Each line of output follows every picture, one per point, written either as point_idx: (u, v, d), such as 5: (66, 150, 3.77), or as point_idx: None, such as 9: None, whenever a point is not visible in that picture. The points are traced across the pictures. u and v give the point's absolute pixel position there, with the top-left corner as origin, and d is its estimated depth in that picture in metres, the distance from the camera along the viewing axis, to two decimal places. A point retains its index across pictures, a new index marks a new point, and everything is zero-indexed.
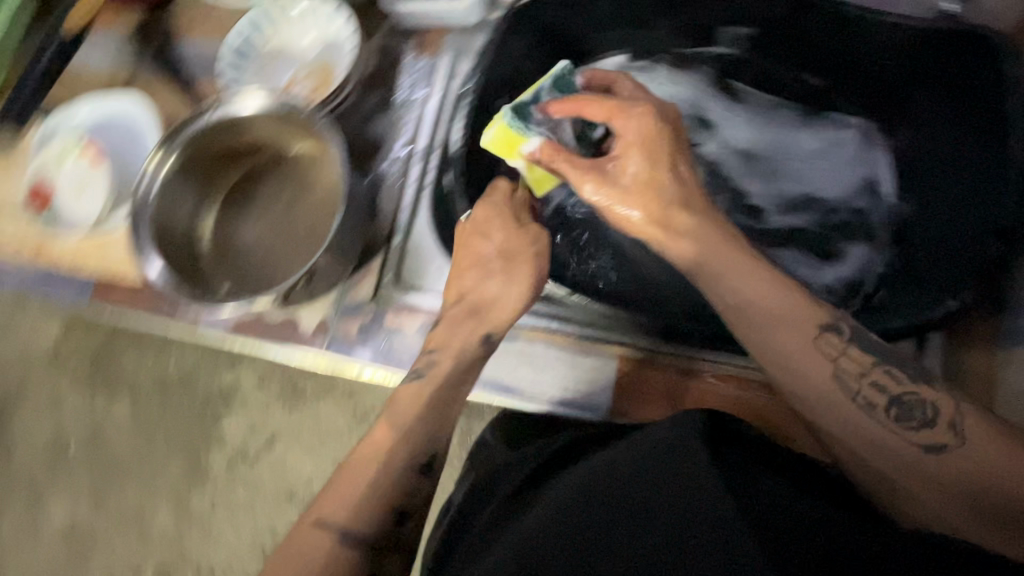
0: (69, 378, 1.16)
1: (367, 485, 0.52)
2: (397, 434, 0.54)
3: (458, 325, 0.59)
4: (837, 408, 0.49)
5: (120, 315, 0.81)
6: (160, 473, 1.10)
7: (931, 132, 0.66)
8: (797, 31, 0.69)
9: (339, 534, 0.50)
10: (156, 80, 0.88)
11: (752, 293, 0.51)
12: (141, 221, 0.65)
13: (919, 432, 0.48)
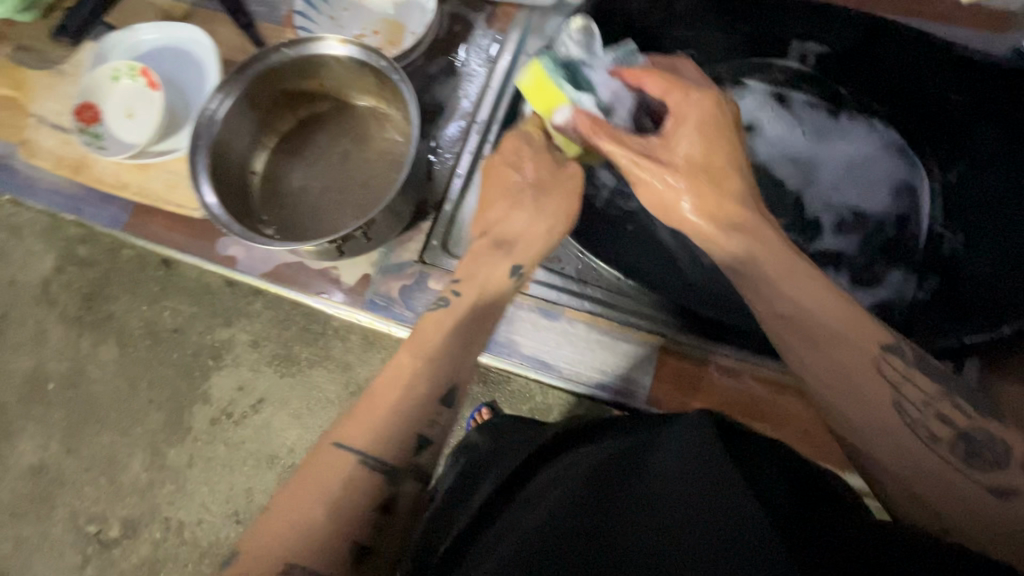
0: (59, 311, 1.11)
1: (393, 409, 0.47)
2: (424, 359, 0.50)
3: (484, 260, 0.55)
4: (894, 437, 0.46)
5: (151, 245, 0.79)
6: (139, 423, 1.04)
7: (986, 167, 0.66)
8: (870, 52, 0.70)
9: (361, 460, 0.45)
10: (216, 15, 0.87)
11: (831, 313, 0.48)
12: (200, 149, 0.64)
13: (988, 473, 0.45)
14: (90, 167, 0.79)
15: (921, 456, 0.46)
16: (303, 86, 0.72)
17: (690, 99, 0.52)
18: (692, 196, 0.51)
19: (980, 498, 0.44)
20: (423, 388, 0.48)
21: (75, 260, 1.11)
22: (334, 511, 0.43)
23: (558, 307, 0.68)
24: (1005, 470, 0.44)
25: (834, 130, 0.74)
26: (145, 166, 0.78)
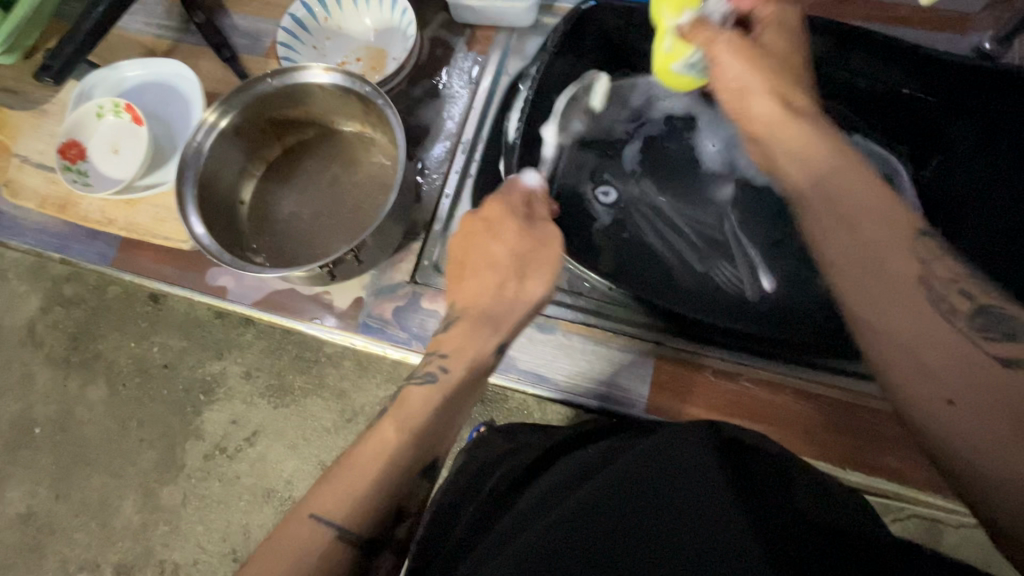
0: (46, 353, 1.09)
1: (378, 486, 0.46)
2: (405, 434, 0.48)
3: (472, 334, 0.54)
4: (919, 321, 0.39)
5: (138, 279, 0.79)
6: (131, 463, 1.02)
7: (961, 161, 0.68)
8: (837, 59, 0.70)
9: (338, 534, 0.43)
10: (202, 51, 0.88)
11: (851, 183, 0.45)
12: (188, 180, 0.64)
13: (998, 344, 0.37)
14: (76, 205, 0.79)
15: (947, 339, 0.38)
16: (288, 115, 0.73)
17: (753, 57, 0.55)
18: (756, 81, 0.53)
19: (995, 376, 0.36)
20: (408, 466, 0.48)
21: (61, 300, 1.10)
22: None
23: (554, 320, 0.68)
24: (1020, 343, 0.37)
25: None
26: (132, 202, 0.78)
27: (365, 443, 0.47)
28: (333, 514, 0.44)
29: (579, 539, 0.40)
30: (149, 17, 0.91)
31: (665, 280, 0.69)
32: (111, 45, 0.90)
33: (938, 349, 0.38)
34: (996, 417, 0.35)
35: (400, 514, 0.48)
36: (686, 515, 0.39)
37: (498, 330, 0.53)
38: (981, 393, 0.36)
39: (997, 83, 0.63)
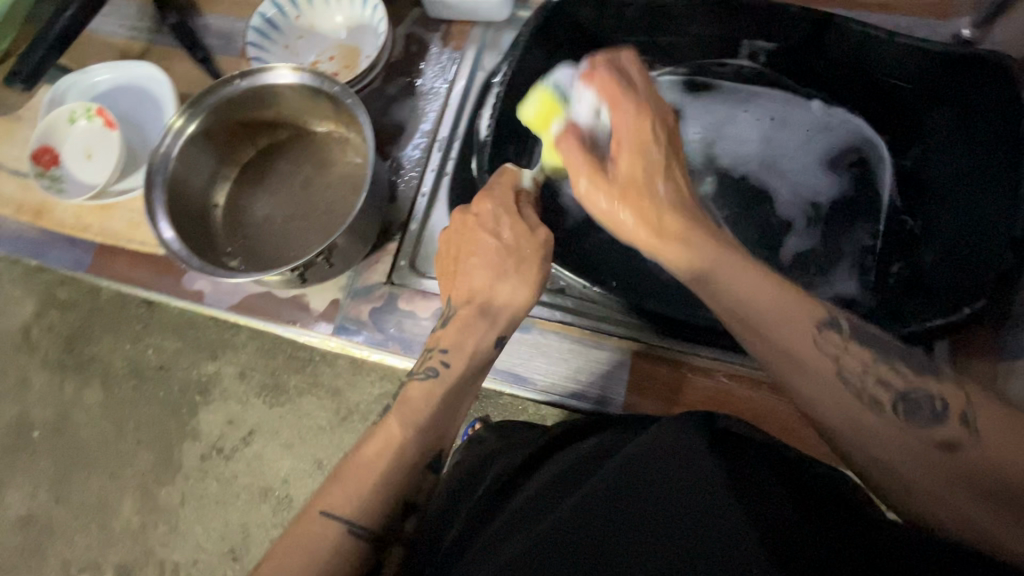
0: (40, 358, 1.09)
1: (381, 482, 0.47)
2: (410, 429, 0.49)
3: (468, 329, 0.53)
4: (824, 377, 0.42)
5: (116, 285, 0.79)
6: (126, 465, 1.02)
7: (942, 149, 0.67)
8: (818, 52, 0.70)
9: (344, 527, 0.44)
10: (176, 53, 0.87)
11: (754, 291, 0.44)
12: (157, 187, 0.63)
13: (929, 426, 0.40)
14: (52, 211, 0.78)
15: (869, 422, 0.41)
16: (260, 116, 0.72)
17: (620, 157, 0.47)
18: (627, 221, 0.46)
19: (928, 458, 0.40)
20: (412, 460, 0.48)
21: (55, 303, 1.10)
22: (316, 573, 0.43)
23: (530, 319, 0.68)
24: (945, 424, 0.40)
25: (789, 122, 0.75)
26: (108, 207, 0.77)
27: (370, 439, 0.48)
28: (340, 508, 0.45)
29: (567, 543, 0.39)
30: (122, 18, 0.90)
31: (644, 276, 0.70)
32: (85, 48, 0.90)
33: (866, 436, 0.41)
34: (931, 480, 0.39)
35: (406, 508, 0.48)
36: (677, 510, 0.38)
37: (496, 326, 0.52)
38: (916, 470, 0.40)
39: (968, 69, 0.62)
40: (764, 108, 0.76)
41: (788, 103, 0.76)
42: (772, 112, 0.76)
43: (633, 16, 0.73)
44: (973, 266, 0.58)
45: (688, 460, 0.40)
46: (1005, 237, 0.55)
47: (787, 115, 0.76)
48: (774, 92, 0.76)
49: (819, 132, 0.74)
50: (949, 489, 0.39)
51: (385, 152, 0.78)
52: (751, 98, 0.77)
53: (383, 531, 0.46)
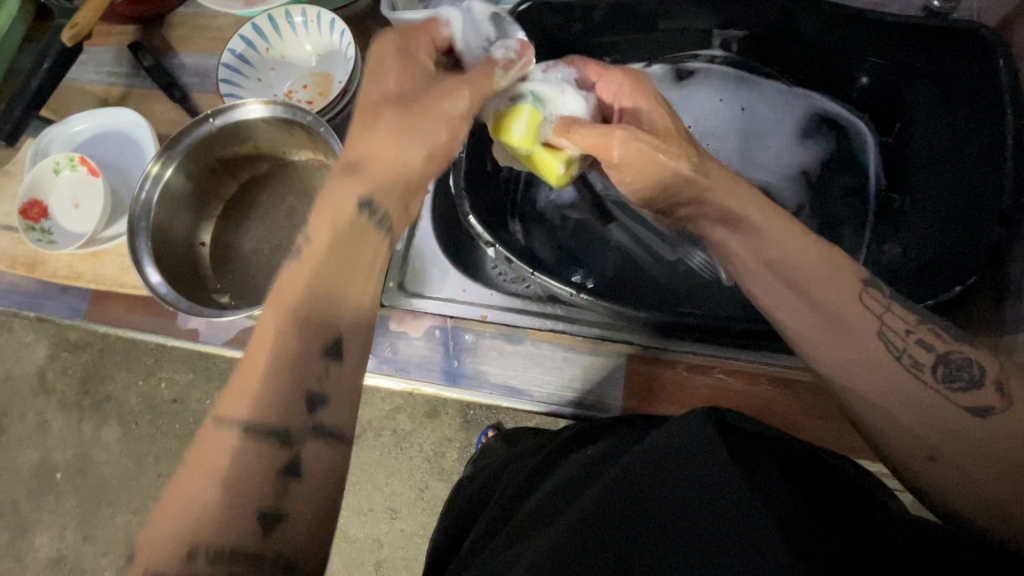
0: (56, 401, 1.11)
1: (266, 386, 0.38)
2: (294, 320, 0.40)
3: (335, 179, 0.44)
4: (843, 302, 0.46)
5: (114, 328, 0.80)
6: (149, 499, 1.04)
7: (926, 124, 0.65)
8: (792, 38, 0.69)
9: (244, 430, 0.37)
10: (154, 94, 0.88)
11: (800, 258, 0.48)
12: (142, 232, 0.64)
13: (966, 392, 0.43)
14: (46, 261, 0.79)
15: (913, 388, 0.44)
16: (239, 152, 0.73)
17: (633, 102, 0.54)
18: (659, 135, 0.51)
19: (963, 422, 0.43)
20: (319, 322, 0.40)
21: (67, 345, 1.12)
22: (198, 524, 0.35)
23: (521, 330, 0.67)
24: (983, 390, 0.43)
25: (757, 107, 0.76)
26: (99, 253, 0.78)
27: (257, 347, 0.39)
28: (233, 410, 0.37)
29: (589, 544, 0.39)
30: (99, 65, 0.91)
31: (633, 278, 0.73)
32: (66, 97, 0.91)
33: (897, 397, 0.44)
34: (960, 440, 0.42)
35: (316, 402, 0.39)
36: (702, 521, 0.38)
37: (359, 179, 0.43)
38: (942, 429, 0.43)
39: (943, 42, 0.61)
40: (738, 99, 0.76)
41: (760, 89, 0.76)
42: (746, 101, 0.76)
43: (600, 18, 0.72)
44: (964, 245, 0.56)
45: (705, 462, 0.40)
46: (991, 214, 0.54)
47: (761, 101, 0.76)
48: (745, 78, 0.76)
49: (792, 113, 0.75)
50: (984, 460, 0.41)
51: None
52: (725, 88, 0.77)
53: (292, 422, 0.38)
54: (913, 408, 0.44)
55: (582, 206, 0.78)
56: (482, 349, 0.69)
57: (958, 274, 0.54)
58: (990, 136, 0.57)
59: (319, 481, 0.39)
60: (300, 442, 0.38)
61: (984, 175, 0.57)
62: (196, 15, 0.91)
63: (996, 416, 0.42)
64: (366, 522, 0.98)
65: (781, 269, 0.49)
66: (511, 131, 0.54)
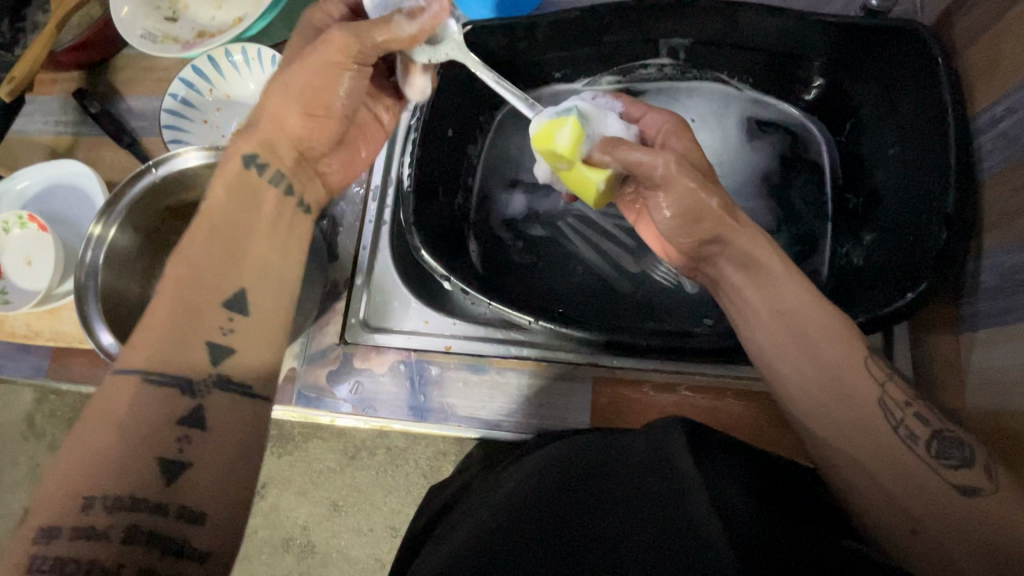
0: (45, 448, 1.11)
1: (169, 322, 0.41)
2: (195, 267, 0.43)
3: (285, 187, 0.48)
4: (845, 349, 0.48)
5: (79, 383, 0.79)
6: None
7: (873, 122, 0.65)
8: (738, 48, 0.69)
9: (144, 378, 0.39)
10: (103, 140, 0.86)
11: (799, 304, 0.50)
12: (89, 292, 0.63)
13: (954, 471, 0.45)
14: (6, 320, 0.78)
15: (904, 458, 0.46)
16: (187, 200, 0.71)
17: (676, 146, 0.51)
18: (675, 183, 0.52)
19: (952, 500, 0.44)
20: (206, 272, 0.44)
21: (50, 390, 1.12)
22: (112, 460, 0.36)
23: (486, 359, 0.67)
24: (972, 470, 0.45)
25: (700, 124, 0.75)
26: (56, 309, 0.77)
27: (161, 296, 0.42)
28: (130, 359, 0.40)
29: (555, 544, 0.39)
30: (45, 114, 0.90)
31: (598, 293, 0.72)
32: (15, 150, 0.89)
33: (885, 460, 0.46)
34: (931, 502, 0.44)
35: (216, 349, 0.42)
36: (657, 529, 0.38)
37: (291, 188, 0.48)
38: (925, 503, 0.44)
39: (884, 41, 0.60)
40: (699, 120, 0.75)
41: (717, 105, 0.75)
42: (709, 121, 0.75)
43: (543, 36, 0.71)
44: (912, 246, 0.56)
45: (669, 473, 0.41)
46: (937, 216, 0.54)
47: (725, 121, 0.74)
48: (702, 99, 0.75)
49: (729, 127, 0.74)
50: (961, 536, 0.43)
51: (320, 209, 0.77)
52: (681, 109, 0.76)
53: (193, 375, 0.41)
54: (897, 470, 0.45)
55: (544, 222, 0.77)
56: (447, 382, 0.68)
57: (909, 277, 0.53)
58: (934, 137, 0.57)
59: (227, 437, 0.41)
60: (203, 390, 0.41)
61: (929, 178, 0.57)
62: (139, 56, 0.89)
63: (978, 495, 0.44)
64: (366, 543, 0.97)
65: (792, 325, 0.49)
66: (555, 139, 0.54)
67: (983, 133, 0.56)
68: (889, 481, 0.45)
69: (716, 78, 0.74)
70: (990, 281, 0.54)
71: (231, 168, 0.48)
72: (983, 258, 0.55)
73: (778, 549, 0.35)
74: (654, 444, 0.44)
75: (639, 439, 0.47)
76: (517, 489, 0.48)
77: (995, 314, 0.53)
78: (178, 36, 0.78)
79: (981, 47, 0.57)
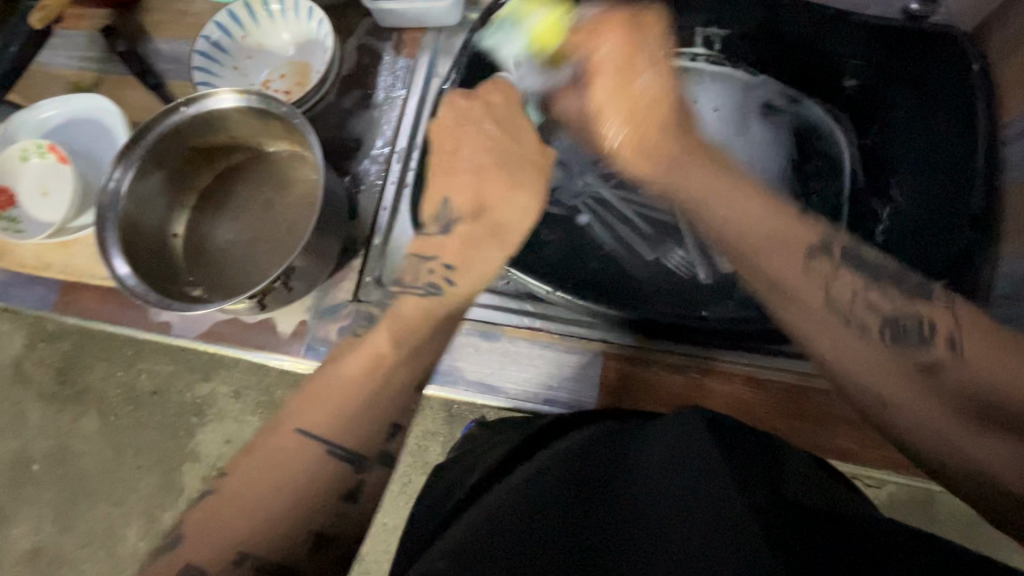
0: (33, 392, 1.11)
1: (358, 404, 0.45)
2: (403, 348, 0.48)
3: (475, 244, 0.52)
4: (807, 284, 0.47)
5: (85, 321, 0.78)
6: (130, 490, 1.04)
7: (900, 127, 0.66)
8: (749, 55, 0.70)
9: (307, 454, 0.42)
10: (126, 80, 0.86)
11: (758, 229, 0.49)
12: (109, 223, 0.62)
13: (915, 352, 0.44)
14: (14, 252, 0.77)
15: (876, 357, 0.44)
16: (213, 142, 0.71)
17: (604, 48, 0.53)
18: (653, 89, 0.53)
19: (912, 380, 0.43)
20: (425, 351, 0.49)
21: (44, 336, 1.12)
22: (294, 499, 0.41)
23: (498, 327, 0.67)
24: (933, 347, 0.43)
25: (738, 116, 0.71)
26: (68, 244, 0.76)
27: (354, 355, 0.47)
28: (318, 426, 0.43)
29: (582, 534, 0.40)
30: (70, 49, 0.89)
31: (615, 273, 0.73)
32: (36, 83, 0.88)
33: (870, 372, 0.44)
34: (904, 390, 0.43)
35: (395, 428, 0.46)
36: (688, 513, 0.39)
37: (504, 243, 0.52)
38: (907, 393, 0.42)
39: (923, 45, 0.62)
40: (731, 113, 0.72)
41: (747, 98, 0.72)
42: (744, 117, 0.71)
43: None
44: (934, 247, 0.58)
45: (697, 460, 0.42)
46: (962, 216, 0.57)
47: (762, 119, 0.71)
48: (736, 92, 0.72)
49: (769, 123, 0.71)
50: (943, 405, 0.41)
51: (343, 166, 0.77)
52: (712, 99, 0.73)
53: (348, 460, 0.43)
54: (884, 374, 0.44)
55: (569, 201, 0.77)
56: (458, 346, 0.68)
57: None
58: (961, 146, 0.59)
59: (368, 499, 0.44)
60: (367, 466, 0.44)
61: (949, 186, 0.59)
62: None
63: (941, 374, 0.42)
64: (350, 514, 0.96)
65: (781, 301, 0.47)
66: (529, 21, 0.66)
67: (1011, 142, 0.57)
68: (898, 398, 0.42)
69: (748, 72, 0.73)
70: (1003, 288, 0.56)
71: (472, 228, 0.52)
72: (999, 267, 0.57)
73: (806, 534, 0.37)
74: (680, 428, 0.46)
75: (659, 428, 0.48)
76: (534, 467, 0.48)
77: (1007, 319, 0.55)
78: None
79: (1015, 57, 0.58)
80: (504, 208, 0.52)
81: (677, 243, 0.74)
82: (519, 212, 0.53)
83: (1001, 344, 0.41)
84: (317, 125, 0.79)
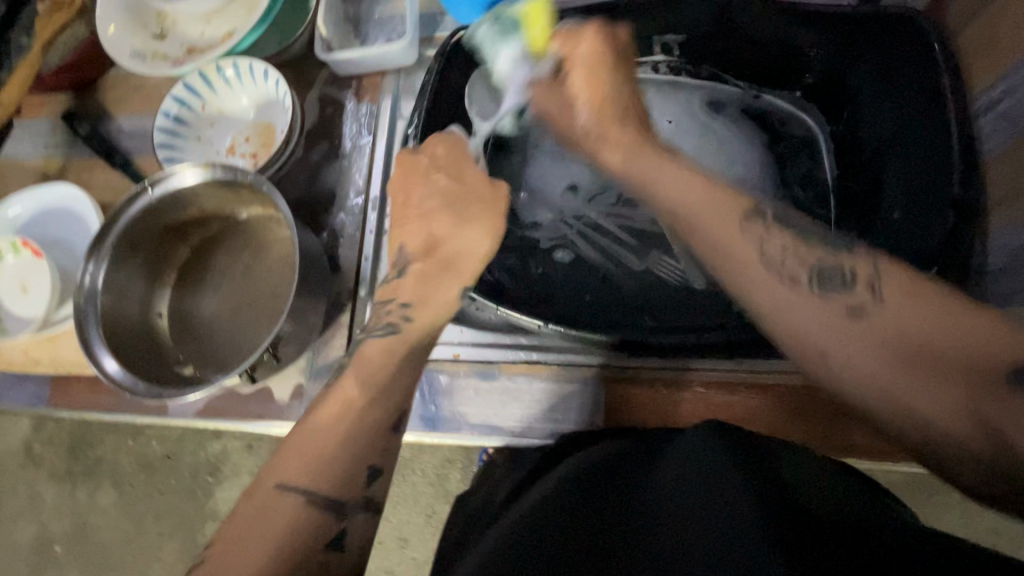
0: (45, 473, 1.09)
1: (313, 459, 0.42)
2: (370, 388, 0.47)
3: (433, 282, 0.53)
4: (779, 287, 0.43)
5: (82, 411, 0.78)
6: (154, 560, 1.03)
7: (870, 110, 0.65)
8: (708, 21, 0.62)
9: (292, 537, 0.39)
10: (93, 163, 0.85)
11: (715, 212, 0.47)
12: (88, 320, 0.62)
13: (841, 295, 0.41)
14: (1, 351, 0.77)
15: (830, 338, 0.40)
16: (186, 217, 0.71)
17: (580, 50, 0.57)
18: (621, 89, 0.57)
19: (851, 327, 0.39)
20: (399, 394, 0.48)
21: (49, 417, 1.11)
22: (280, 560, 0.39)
23: (494, 365, 0.67)
24: (856, 290, 0.41)
25: (682, 121, 0.74)
26: (55, 337, 0.75)
27: (326, 404, 0.46)
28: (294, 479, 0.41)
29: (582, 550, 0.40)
30: (34, 138, 0.88)
31: (608, 292, 0.72)
32: (6, 177, 0.88)
33: (822, 330, 0.40)
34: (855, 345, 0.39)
35: (373, 475, 0.44)
36: (692, 511, 0.39)
37: (462, 277, 0.54)
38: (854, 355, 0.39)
39: (881, 27, 0.61)
40: (684, 118, 0.74)
41: (695, 103, 0.74)
42: (697, 120, 0.74)
43: None
44: (922, 233, 0.57)
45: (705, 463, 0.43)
46: (944, 200, 0.56)
47: (715, 117, 0.74)
48: (688, 98, 0.74)
49: (714, 123, 0.74)
50: (880, 348, 0.38)
51: (320, 219, 0.76)
52: (665, 108, 0.75)
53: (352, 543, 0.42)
54: (821, 325, 0.40)
55: (550, 223, 0.76)
56: (456, 390, 0.67)
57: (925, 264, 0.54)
58: (932, 124, 0.58)
59: None
60: (351, 513, 0.42)
61: (925, 173, 0.58)
62: (128, 76, 0.88)
63: (871, 313, 0.39)
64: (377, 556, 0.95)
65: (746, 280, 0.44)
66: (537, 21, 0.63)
67: (983, 114, 0.57)
68: (832, 350, 0.39)
69: (711, 76, 0.74)
70: (998, 262, 0.55)
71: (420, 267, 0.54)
72: (990, 240, 0.56)
73: (819, 524, 0.36)
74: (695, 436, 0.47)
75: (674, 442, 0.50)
76: (544, 490, 0.50)
77: (1007, 294, 0.54)
78: (167, 53, 0.77)
79: (975, 28, 0.57)
80: (455, 241, 0.54)
81: (664, 252, 0.74)
82: (467, 250, 0.54)
83: (930, 297, 0.38)
84: (288, 183, 0.78)
